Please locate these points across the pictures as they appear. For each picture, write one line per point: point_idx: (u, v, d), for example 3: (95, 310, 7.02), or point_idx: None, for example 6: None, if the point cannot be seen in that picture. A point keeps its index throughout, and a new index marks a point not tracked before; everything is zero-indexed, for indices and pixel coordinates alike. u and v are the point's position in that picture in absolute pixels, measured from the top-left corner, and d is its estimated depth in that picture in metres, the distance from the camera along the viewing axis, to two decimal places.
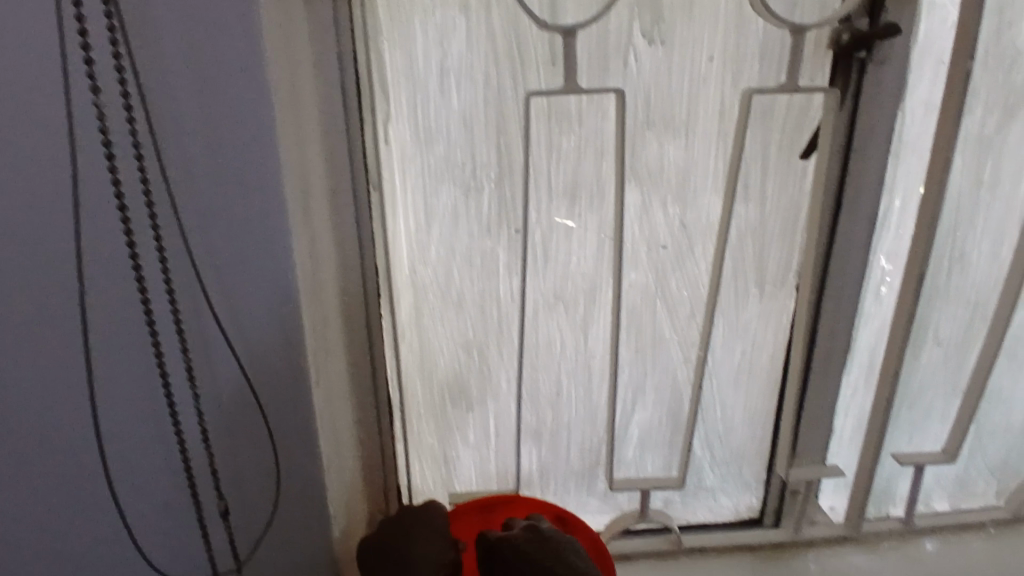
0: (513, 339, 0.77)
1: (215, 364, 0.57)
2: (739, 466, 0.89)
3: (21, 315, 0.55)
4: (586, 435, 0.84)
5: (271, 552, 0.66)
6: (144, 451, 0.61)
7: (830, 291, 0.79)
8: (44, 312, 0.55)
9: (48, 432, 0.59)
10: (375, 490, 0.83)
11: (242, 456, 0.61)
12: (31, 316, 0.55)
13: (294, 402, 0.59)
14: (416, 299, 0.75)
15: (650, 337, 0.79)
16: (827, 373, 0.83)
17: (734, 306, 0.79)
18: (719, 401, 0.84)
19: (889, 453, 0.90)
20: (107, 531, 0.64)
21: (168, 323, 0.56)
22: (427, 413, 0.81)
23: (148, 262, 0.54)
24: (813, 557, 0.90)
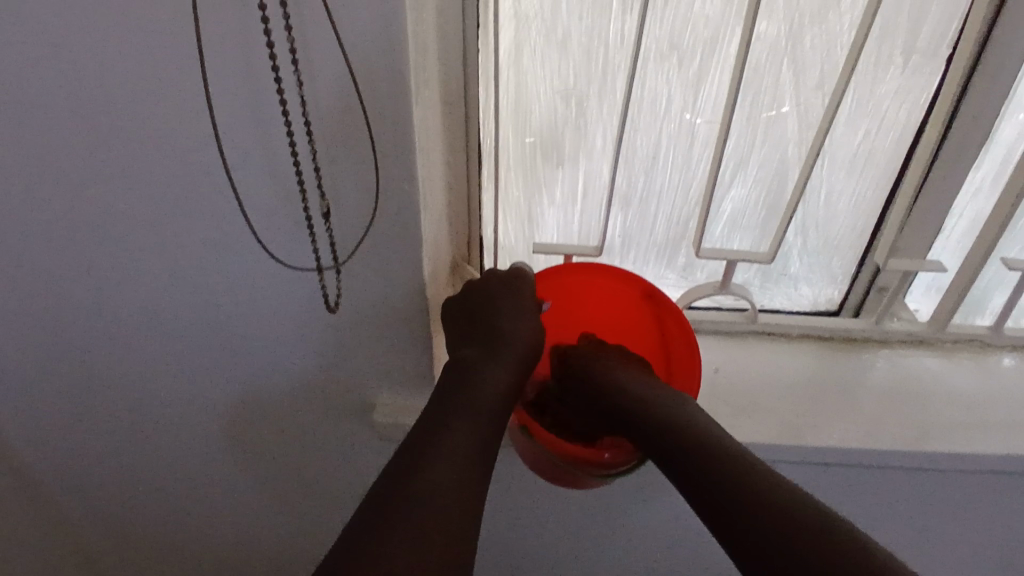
0: (617, 92, 0.73)
1: (325, 77, 0.55)
2: (828, 259, 0.86)
3: (107, 0, 0.51)
4: (676, 207, 0.81)
5: (367, 277, 0.68)
6: (246, 166, 0.60)
7: (987, 73, 0.69)
8: (133, 2, 0.51)
9: (145, 138, 0.58)
10: (458, 238, 0.84)
11: (344, 174, 0.60)
12: (117, 4, 0.51)
13: (399, 126, 0.57)
14: (517, 33, 0.70)
15: (769, 102, 0.72)
16: (954, 167, 0.75)
17: (873, 76, 0.71)
18: (825, 187, 0.79)
19: (995, 260, 0.85)
20: (203, 248, 0.66)
21: (280, 35, 0.52)
22: (517, 163, 0.79)
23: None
24: (883, 352, 0.91)
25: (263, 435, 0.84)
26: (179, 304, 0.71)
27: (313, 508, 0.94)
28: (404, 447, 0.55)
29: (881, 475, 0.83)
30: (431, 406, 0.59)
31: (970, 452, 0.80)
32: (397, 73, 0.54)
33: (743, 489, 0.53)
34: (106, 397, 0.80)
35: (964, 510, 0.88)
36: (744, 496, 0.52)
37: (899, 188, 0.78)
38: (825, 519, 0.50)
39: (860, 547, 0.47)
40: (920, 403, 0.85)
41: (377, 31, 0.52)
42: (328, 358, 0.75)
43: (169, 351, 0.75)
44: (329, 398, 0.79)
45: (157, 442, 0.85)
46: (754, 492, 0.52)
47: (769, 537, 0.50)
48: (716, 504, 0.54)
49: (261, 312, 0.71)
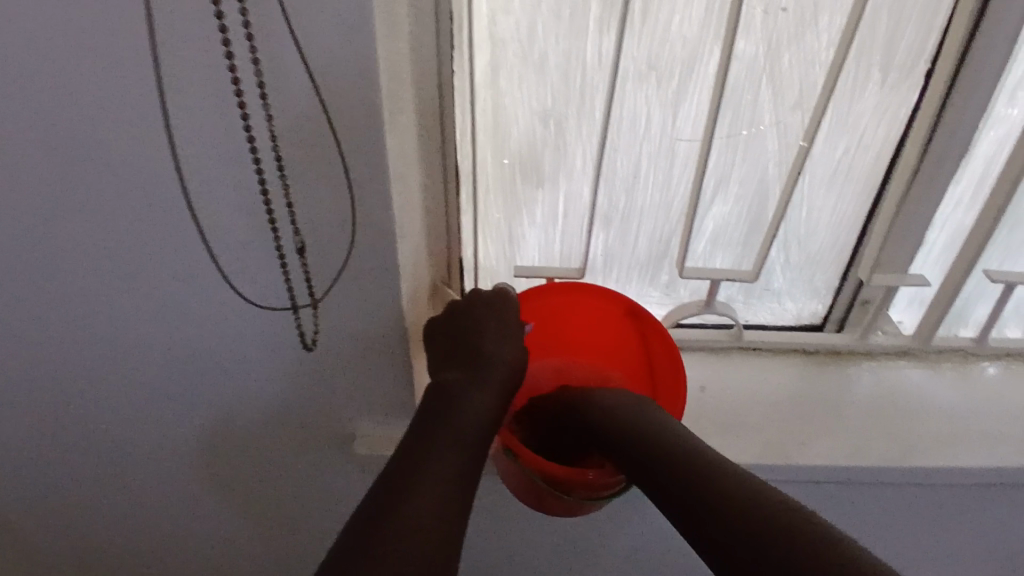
0: (596, 112, 0.72)
1: (296, 107, 0.53)
2: (811, 274, 0.86)
3: (65, 35, 0.49)
4: (659, 226, 0.80)
5: (344, 307, 0.66)
6: (215, 200, 0.58)
7: (966, 88, 0.69)
8: (92, 36, 0.49)
9: (108, 172, 0.56)
10: (437, 261, 0.82)
11: (316, 206, 0.58)
12: (77, 39, 0.49)
13: (374, 156, 0.56)
14: (493, 55, 0.69)
15: (749, 120, 0.72)
16: (934, 181, 0.75)
17: (852, 92, 0.70)
18: (807, 203, 0.79)
19: (978, 272, 0.85)
20: (172, 282, 0.64)
21: (247, 68, 0.51)
22: (496, 185, 0.78)
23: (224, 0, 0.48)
24: (867, 364, 0.91)
25: (241, 467, 0.82)
26: (149, 339, 0.68)
27: (295, 539, 0.91)
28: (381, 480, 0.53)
29: (870, 490, 0.83)
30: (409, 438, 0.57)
31: (956, 465, 0.79)
32: (369, 101, 0.53)
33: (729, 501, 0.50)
34: (76, 433, 0.77)
35: (952, 523, 0.87)
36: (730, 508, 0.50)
37: (880, 203, 0.78)
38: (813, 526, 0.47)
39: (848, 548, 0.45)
40: (905, 415, 0.85)
41: (348, 58, 0.51)
42: (306, 390, 0.73)
43: (140, 387, 0.72)
44: (308, 429, 0.77)
45: (131, 478, 0.82)
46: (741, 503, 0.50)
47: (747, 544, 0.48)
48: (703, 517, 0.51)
49: (235, 345, 0.68)
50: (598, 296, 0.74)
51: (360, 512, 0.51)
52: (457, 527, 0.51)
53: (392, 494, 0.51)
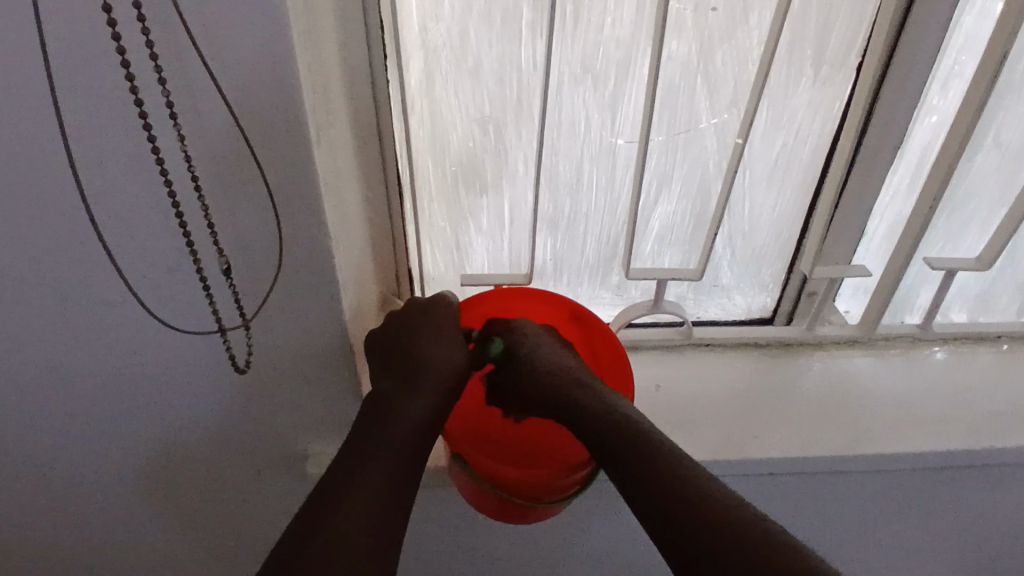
0: (534, 117, 0.71)
1: (214, 124, 0.51)
2: (758, 267, 0.87)
3: None
4: (605, 227, 0.80)
5: (283, 325, 0.65)
6: (134, 223, 0.56)
7: (894, 80, 0.70)
8: None
9: (24, 198, 0.54)
10: (386, 272, 0.82)
11: (241, 225, 0.57)
12: None
13: (301, 172, 0.55)
14: (426, 62, 0.68)
15: (686, 119, 0.72)
16: (870, 172, 0.76)
17: (785, 88, 0.71)
18: (749, 198, 0.79)
19: (920, 259, 0.86)
20: (100, 309, 0.61)
21: (155, 89, 0.49)
22: (439, 193, 0.77)
23: (126, 21, 0.46)
24: (817, 355, 0.92)
25: (191, 494, 0.79)
26: (80, 368, 0.66)
27: (253, 563, 0.89)
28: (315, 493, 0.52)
29: (825, 480, 0.84)
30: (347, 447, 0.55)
31: (906, 450, 0.81)
32: (292, 115, 0.52)
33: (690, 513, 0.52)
34: (13, 469, 0.74)
35: (907, 507, 0.89)
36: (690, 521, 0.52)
37: (819, 197, 0.79)
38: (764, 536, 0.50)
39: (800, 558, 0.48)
40: (855, 403, 0.86)
41: (267, 73, 0.49)
42: (251, 411, 0.71)
43: (76, 418, 0.70)
44: (256, 451, 0.75)
45: (75, 512, 0.80)
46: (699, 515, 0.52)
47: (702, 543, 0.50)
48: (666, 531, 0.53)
49: (172, 370, 0.66)
50: (545, 297, 0.74)
51: (292, 523, 0.50)
52: (392, 538, 0.51)
53: (328, 505, 0.50)
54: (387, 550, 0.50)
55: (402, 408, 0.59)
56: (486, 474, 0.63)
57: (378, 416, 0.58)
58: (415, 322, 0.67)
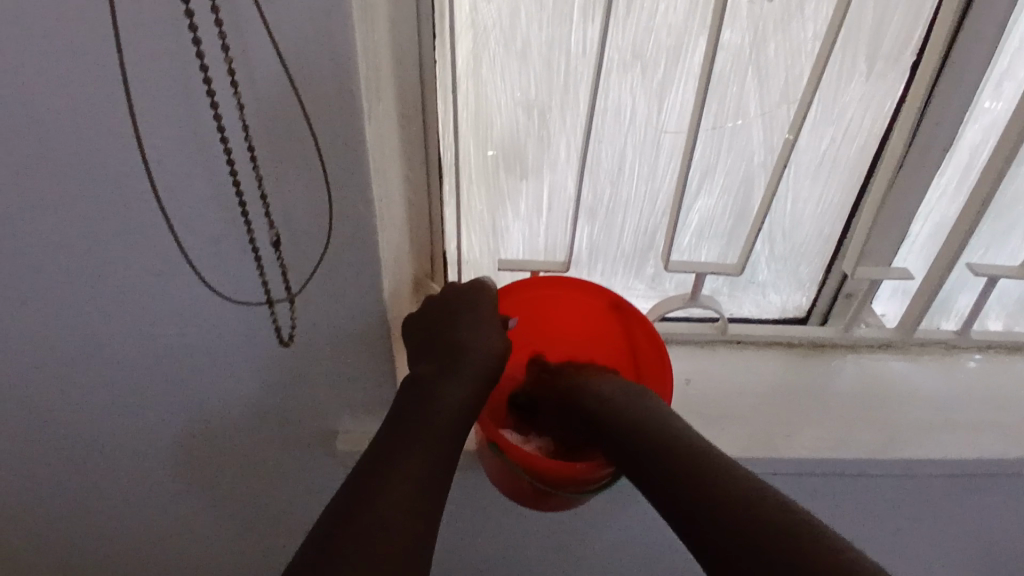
0: (580, 102, 0.70)
1: (271, 94, 0.51)
2: (796, 265, 0.85)
3: (29, 24, 0.47)
4: (644, 217, 0.79)
5: (323, 301, 0.65)
6: (185, 194, 0.56)
7: (950, 80, 0.69)
8: (56, 25, 0.47)
9: (76, 163, 0.54)
10: (421, 254, 0.81)
11: (292, 198, 0.57)
12: (41, 28, 0.48)
13: (351, 148, 0.54)
14: (474, 43, 0.67)
15: (734, 111, 0.71)
16: (918, 173, 0.75)
17: (837, 83, 0.70)
18: (792, 194, 0.78)
19: (962, 263, 0.85)
20: (144, 278, 0.62)
21: (217, 60, 0.49)
22: (479, 177, 0.76)
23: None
24: (851, 357, 0.91)
25: (218, 466, 0.80)
26: (120, 336, 0.66)
27: (276, 538, 0.90)
28: (354, 474, 0.52)
29: (853, 482, 0.83)
30: (384, 430, 0.56)
31: (940, 456, 0.80)
32: (346, 90, 0.51)
33: (710, 490, 0.52)
34: (48, 433, 0.75)
35: (934, 513, 0.88)
36: (712, 497, 0.52)
37: (866, 195, 0.78)
38: (781, 508, 0.50)
39: (818, 530, 0.48)
40: (888, 406, 0.85)
41: (324, 46, 0.49)
42: (285, 386, 0.72)
43: (113, 384, 0.71)
44: (286, 427, 0.76)
45: (106, 479, 0.81)
46: (719, 491, 0.52)
47: (732, 538, 0.50)
48: (685, 506, 0.53)
49: (210, 342, 0.67)
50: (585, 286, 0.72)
51: (331, 504, 0.51)
52: (431, 525, 0.51)
53: (368, 488, 0.51)
54: (425, 537, 0.50)
55: (440, 396, 0.58)
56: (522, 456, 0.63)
57: (414, 405, 0.57)
58: (455, 307, 0.67)
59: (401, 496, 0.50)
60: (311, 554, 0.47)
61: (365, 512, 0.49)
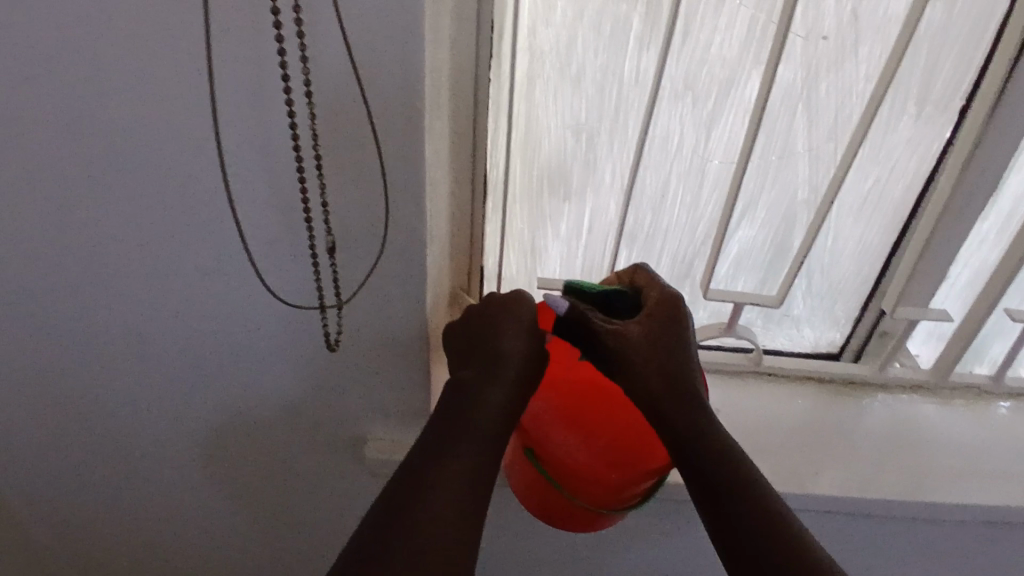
0: (629, 128, 0.71)
1: (340, 106, 0.53)
2: (832, 302, 0.85)
3: (118, 27, 0.49)
4: (683, 245, 0.80)
5: (368, 310, 0.66)
6: (247, 197, 0.58)
7: (1001, 127, 0.69)
8: (144, 29, 0.49)
9: (146, 161, 0.56)
10: (460, 267, 0.82)
11: (350, 208, 0.58)
12: (129, 31, 0.49)
13: (411, 163, 0.56)
14: (531, 65, 0.68)
15: (781, 146, 0.72)
16: (963, 217, 0.75)
17: (887, 124, 0.70)
18: (833, 231, 0.78)
19: (1000, 309, 0.84)
20: (197, 276, 0.63)
21: (295, 71, 0.51)
22: (523, 196, 0.77)
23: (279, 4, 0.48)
24: (881, 397, 0.90)
25: (246, 464, 0.81)
26: (166, 330, 0.68)
27: (295, 540, 0.91)
28: (403, 472, 0.54)
29: (878, 523, 0.82)
30: (431, 432, 0.57)
31: (969, 503, 0.79)
32: (412, 107, 0.53)
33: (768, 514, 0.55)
34: (85, 422, 0.76)
35: (955, 559, 0.87)
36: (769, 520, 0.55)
37: (908, 235, 0.78)
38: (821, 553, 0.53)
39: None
40: (918, 448, 0.85)
41: (395, 63, 0.50)
42: (321, 391, 0.73)
43: (154, 378, 0.72)
44: (318, 431, 0.77)
45: (135, 470, 0.81)
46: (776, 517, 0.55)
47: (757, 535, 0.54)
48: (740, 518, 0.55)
49: (254, 341, 0.68)
50: None
51: (380, 500, 0.52)
52: (476, 524, 0.52)
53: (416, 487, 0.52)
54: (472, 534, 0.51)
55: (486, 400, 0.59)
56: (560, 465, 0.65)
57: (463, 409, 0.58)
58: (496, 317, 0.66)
59: (447, 496, 0.51)
60: (363, 544, 0.49)
61: (413, 509, 0.50)
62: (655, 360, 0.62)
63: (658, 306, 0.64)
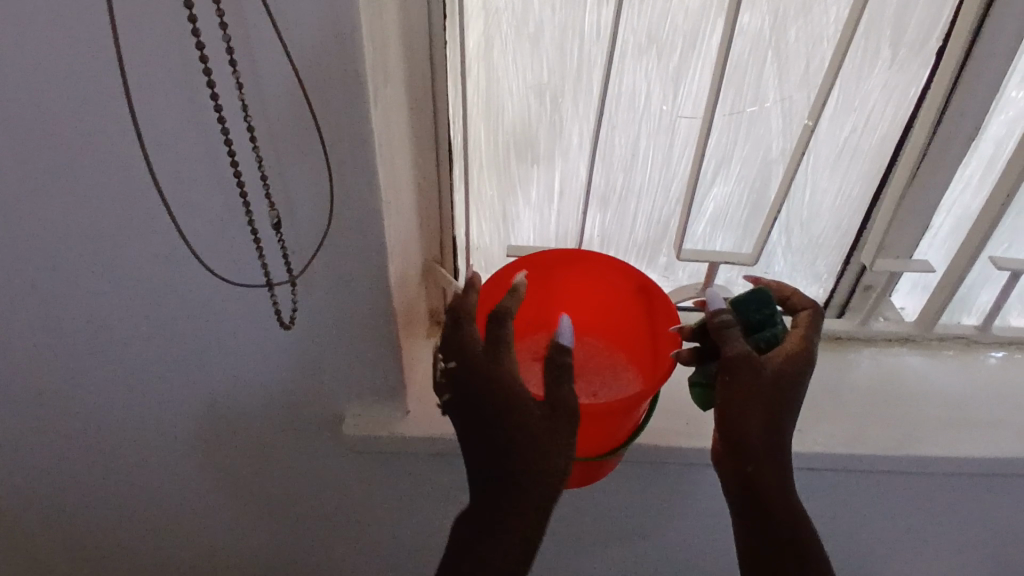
0: (593, 87, 0.69)
1: (271, 78, 0.51)
2: (813, 257, 0.84)
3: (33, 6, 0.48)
4: (657, 206, 0.78)
5: (327, 287, 0.64)
6: (189, 176, 0.56)
7: (975, 67, 0.66)
8: (59, 6, 0.48)
9: (80, 144, 0.55)
10: (431, 239, 0.80)
11: (296, 182, 0.57)
12: (45, 10, 0.48)
13: (356, 133, 0.54)
14: (486, 26, 0.66)
15: (751, 99, 0.69)
16: (941, 164, 0.72)
17: (859, 70, 0.67)
18: (811, 183, 0.76)
19: (985, 257, 0.82)
20: (149, 260, 0.62)
21: (217, 44, 0.49)
22: (489, 163, 0.75)
23: None
24: (867, 351, 0.89)
25: (223, 447, 0.80)
26: (125, 317, 0.67)
27: (284, 524, 0.91)
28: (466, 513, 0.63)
29: (869, 478, 0.82)
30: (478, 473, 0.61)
31: (959, 454, 0.78)
32: (350, 73, 0.51)
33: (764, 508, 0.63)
34: (60, 413, 0.76)
35: (950, 511, 0.86)
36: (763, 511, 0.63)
37: (887, 183, 0.75)
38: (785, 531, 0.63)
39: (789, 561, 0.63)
40: (906, 403, 0.83)
41: (326, 28, 0.48)
42: (295, 373, 0.72)
43: (118, 364, 0.71)
44: (292, 411, 0.76)
45: (111, 456, 0.81)
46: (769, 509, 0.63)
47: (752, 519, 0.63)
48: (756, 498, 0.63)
49: (214, 325, 0.67)
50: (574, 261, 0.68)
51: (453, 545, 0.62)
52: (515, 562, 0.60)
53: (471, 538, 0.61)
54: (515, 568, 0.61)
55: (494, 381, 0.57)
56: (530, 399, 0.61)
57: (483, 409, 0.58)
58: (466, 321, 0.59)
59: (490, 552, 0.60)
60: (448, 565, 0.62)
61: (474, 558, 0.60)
62: (751, 398, 0.60)
63: (793, 357, 0.61)
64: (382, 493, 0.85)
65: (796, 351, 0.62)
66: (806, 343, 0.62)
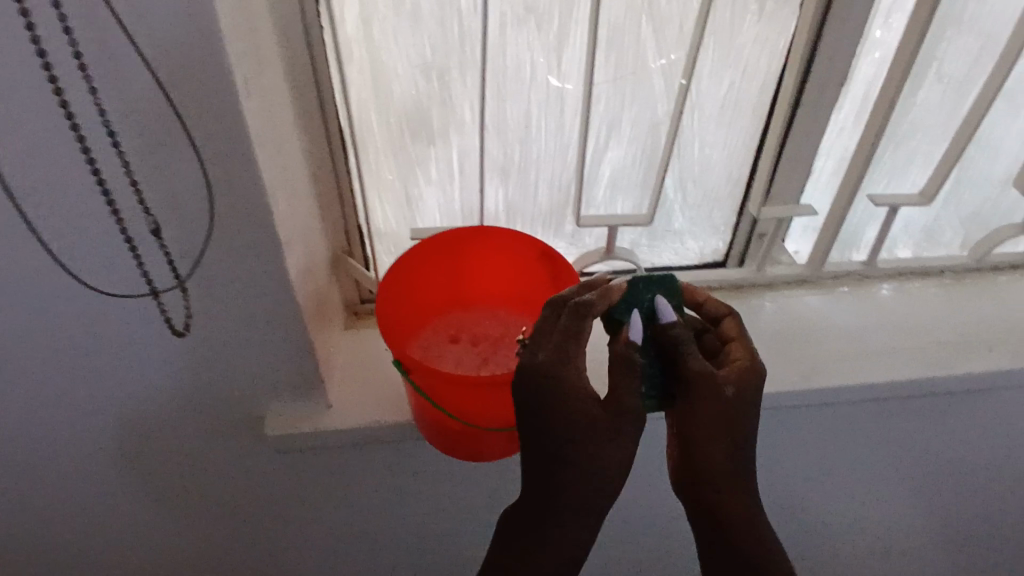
0: (478, 61, 0.69)
1: (126, 74, 0.49)
2: (709, 211, 0.87)
3: None
4: (556, 174, 0.79)
5: (225, 287, 0.63)
6: (54, 183, 0.54)
7: (837, 16, 0.69)
8: None
9: None
10: (334, 227, 0.79)
11: (170, 181, 0.55)
12: None
13: (230, 125, 0.52)
14: (363, 6, 0.65)
15: (632, 61, 0.71)
16: (816, 111, 0.76)
17: (731, 25, 0.70)
18: (700, 139, 0.79)
19: (865, 195, 0.87)
20: (28, 273, 0.60)
21: (61, 45, 0.48)
22: (386, 146, 0.75)
23: None
24: (770, 298, 0.93)
25: (143, 455, 0.78)
26: (16, 331, 0.64)
27: (217, 528, 0.89)
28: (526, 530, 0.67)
29: (780, 414, 0.87)
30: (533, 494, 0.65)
31: (857, 382, 0.83)
32: (214, 64, 0.49)
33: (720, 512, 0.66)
34: None
35: (857, 437, 0.92)
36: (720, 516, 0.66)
37: (769, 133, 0.79)
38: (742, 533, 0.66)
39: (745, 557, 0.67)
40: (810, 341, 0.88)
41: (179, 17, 0.47)
42: (208, 378, 0.70)
43: (17, 379, 0.69)
44: (208, 414, 0.74)
45: (28, 471, 0.79)
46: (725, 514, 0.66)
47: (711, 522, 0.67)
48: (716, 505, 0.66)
49: (111, 333, 0.65)
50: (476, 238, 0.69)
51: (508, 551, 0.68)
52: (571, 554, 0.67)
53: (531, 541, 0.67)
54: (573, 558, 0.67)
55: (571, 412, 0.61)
56: (445, 377, 0.62)
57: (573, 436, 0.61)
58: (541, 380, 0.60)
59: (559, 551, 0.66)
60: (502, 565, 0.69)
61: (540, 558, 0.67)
62: (721, 420, 0.63)
63: (743, 370, 0.64)
64: (318, 488, 0.85)
65: (744, 364, 0.65)
66: (752, 350, 0.66)
